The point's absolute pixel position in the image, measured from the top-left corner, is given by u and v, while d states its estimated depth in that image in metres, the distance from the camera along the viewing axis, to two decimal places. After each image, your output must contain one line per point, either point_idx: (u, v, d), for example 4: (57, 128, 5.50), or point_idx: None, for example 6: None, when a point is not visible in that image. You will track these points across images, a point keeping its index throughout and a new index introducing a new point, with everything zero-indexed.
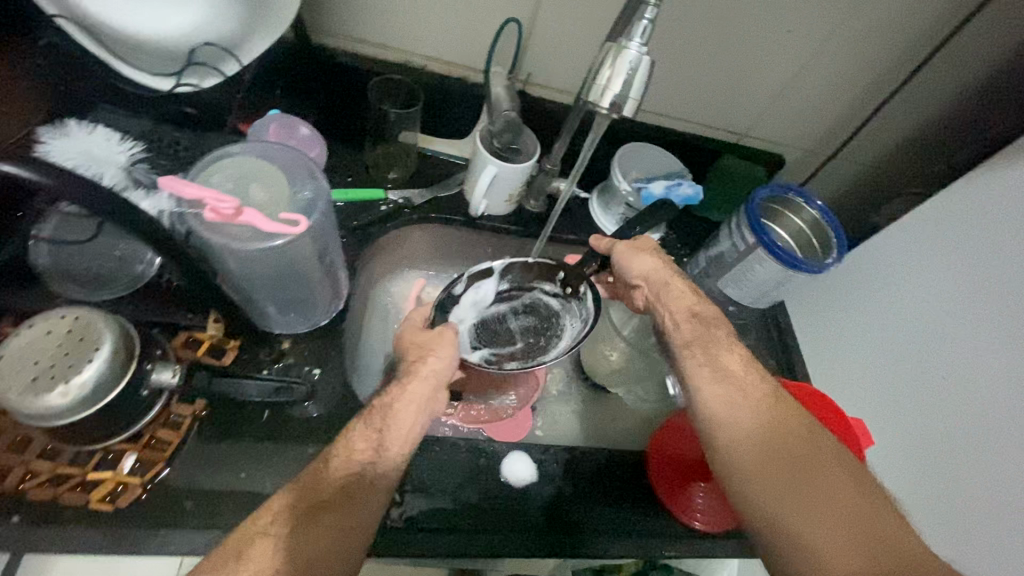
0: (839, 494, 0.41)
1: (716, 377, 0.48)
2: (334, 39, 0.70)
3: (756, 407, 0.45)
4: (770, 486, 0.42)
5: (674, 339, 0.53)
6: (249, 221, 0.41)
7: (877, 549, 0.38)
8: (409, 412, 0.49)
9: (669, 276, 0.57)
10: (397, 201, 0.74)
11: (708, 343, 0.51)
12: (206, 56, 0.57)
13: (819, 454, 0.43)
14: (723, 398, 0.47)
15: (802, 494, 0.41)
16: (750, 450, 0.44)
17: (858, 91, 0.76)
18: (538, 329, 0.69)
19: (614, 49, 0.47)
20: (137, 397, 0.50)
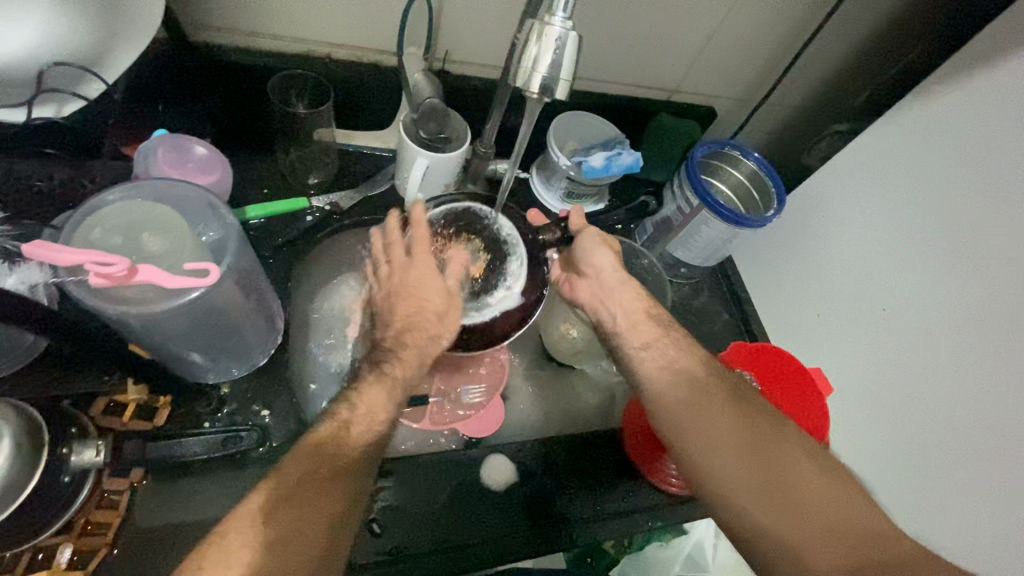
0: (812, 486, 0.45)
1: (687, 400, 0.51)
2: (217, 33, 0.61)
3: (726, 422, 0.49)
4: (745, 484, 0.46)
5: (631, 342, 0.56)
6: (147, 280, 0.35)
7: (846, 534, 0.42)
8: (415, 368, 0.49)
9: (623, 277, 0.59)
10: (323, 207, 0.67)
11: (667, 347, 0.54)
12: (61, 80, 0.48)
13: (786, 449, 0.47)
14: (697, 417, 0.50)
15: (776, 490, 0.45)
16: (726, 462, 0.47)
17: (782, 35, 0.75)
18: (470, 257, 0.55)
19: (538, 26, 0.43)
20: (59, 486, 0.44)
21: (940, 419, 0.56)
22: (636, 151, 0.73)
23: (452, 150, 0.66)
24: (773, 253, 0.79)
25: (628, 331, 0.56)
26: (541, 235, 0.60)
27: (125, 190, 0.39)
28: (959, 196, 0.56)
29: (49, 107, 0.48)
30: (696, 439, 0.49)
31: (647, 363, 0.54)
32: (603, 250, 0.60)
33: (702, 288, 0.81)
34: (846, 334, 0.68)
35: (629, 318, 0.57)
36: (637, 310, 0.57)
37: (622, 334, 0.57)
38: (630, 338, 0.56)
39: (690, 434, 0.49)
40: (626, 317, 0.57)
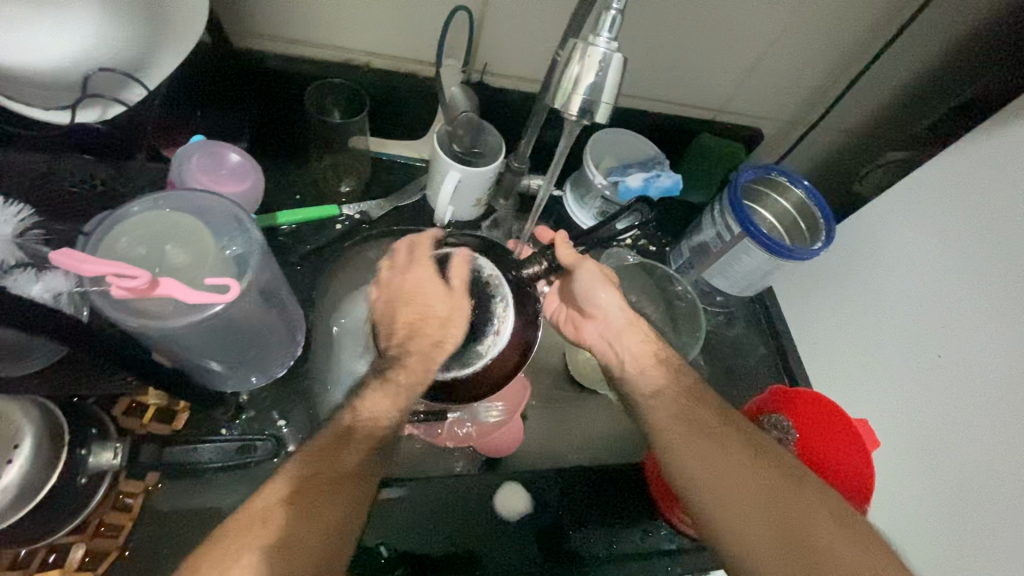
0: (834, 546, 0.42)
1: (695, 449, 0.49)
2: (259, 39, 0.61)
3: (738, 471, 0.47)
4: (760, 542, 0.43)
5: (642, 390, 0.55)
6: (168, 294, 0.34)
7: None
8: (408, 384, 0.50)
9: (629, 318, 0.58)
10: (352, 215, 0.67)
11: (671, 395, 0.53)
12: (104, 84, 0.48)
13: (803, 502, 0.44)
14: (706, 466, 0.48)
15: (795, 549, 0.42)
16: (739, 517, 0.45)
17: (838, 57, 0.71)
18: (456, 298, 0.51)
19: (581, 46, 0.41)
20: (75, 487, 0.44)
21: (992, 484, 0.51)
22: (675, 173, 0.70)
23: (485, 165, 0.64)
24: (816, 287, 0.74)
25: (638, 377, 0.56)
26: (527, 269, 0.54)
27: (153, 199, 0.39)
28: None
29: (91, 111, 0.48)
30: (706, 494, 0.47)
31: (655, 413, 0.52)
32: (607, 289, 0.58)
33: (737, 318, 0.77)
34: (890, 382, 0.63)
35: (638, 362, 0.56)
36: (646, 355, 0.57)
37: (631, 378, 0.56)
38: (641, 383, 0.55)
39: (696, 484, 0.48)
40: (634, 360, 0.56)
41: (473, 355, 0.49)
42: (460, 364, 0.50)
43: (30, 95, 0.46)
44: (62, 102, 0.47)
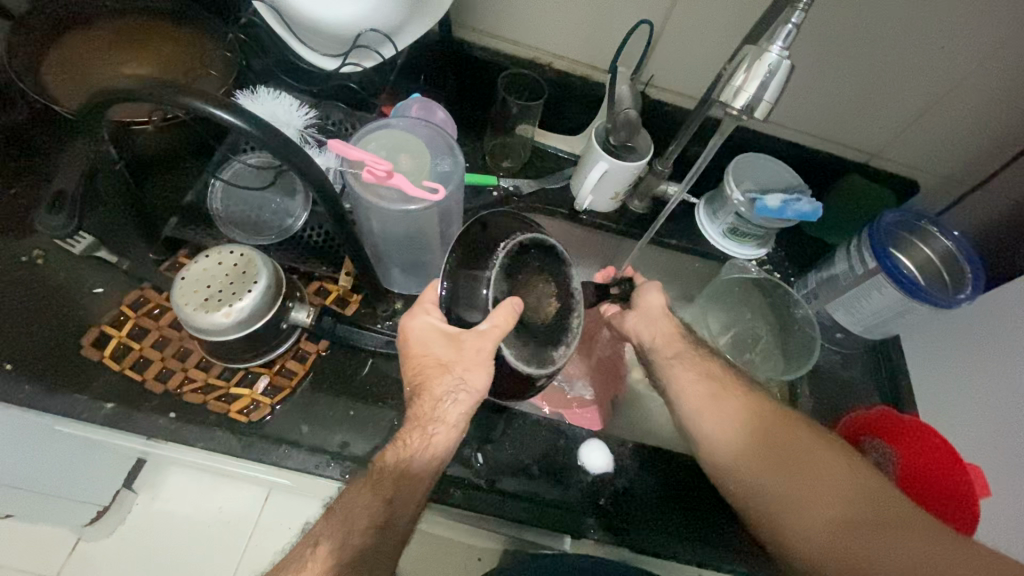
0: (822, 462, 0.53)
1: (703, 397, 0.60)
2: (471, 33, 0.76)
3: (739, 412, 0.58)
4: (766, 468, 0.55)
5: (662, 352, 0.64)
6: (398, 185, 0.46)
7: (852, 493, 0.51)
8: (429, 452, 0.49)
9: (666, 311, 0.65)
10: (508, 187, 0.79)
11: (702, 365, 0.62)
12: (369, 40, 0.63)
13: (794, 428, 0.56)
14: (711, 408, 0.59)
15: (796, 468, 0.54)
16: (749, 452, 0.56)
17: (1020, 117, 0.69)
18: (543, 295, 0.52)
19: (753, 54, 0.48)
20: (277, 328, 0.58)
21: None
22: (817, 202, 0.72)
23: (634, 161, 0.72)
24: (945, 340, 0.71)
25: (660, 348, 0.64)
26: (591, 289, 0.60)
27: (397, 122, 0.52)
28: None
29: (354, 61, 0.65)
30: (713, 433, 0.58)
31: (684, 379, 0.61)
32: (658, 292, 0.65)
33: (856, 361, 0.75)
34: (1011, 446, 0.59)
35: (660, 336, 0.65)
36: (670, 336, 0.65)
37: (656, 349, 0.64)
38: (664, 351, 0.64)
39: (700, 424, 0.59)
40: (662, 338, 0.64)
41: (548, 359, 0.50)
42: (540, 365, 0.50)
43: (320, 42, 0.63)
44: (335, 54, 0.64)
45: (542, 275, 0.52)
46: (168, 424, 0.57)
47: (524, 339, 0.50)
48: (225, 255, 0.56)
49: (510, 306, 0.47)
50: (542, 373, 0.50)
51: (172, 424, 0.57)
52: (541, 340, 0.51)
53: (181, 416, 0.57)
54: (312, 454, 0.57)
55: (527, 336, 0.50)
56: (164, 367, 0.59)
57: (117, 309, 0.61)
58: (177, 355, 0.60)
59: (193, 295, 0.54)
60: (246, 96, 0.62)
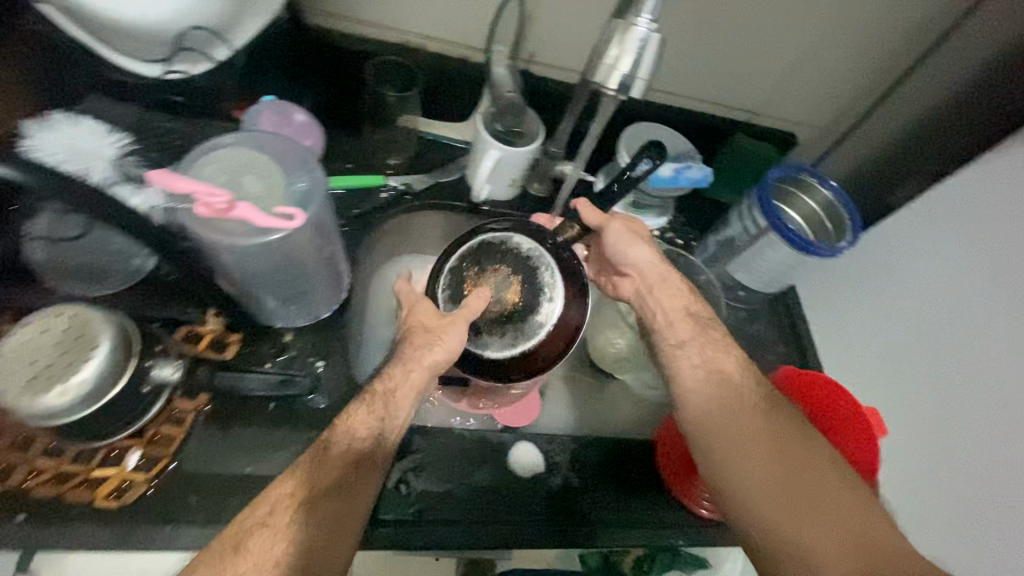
0: (833, 497, 0.42)
1: (710, 400, 0.50)
2: (327, 18, 0.67)
3: (748, 422, 0.48)
4: (763, 488, 0.44)
5: (666, 339, 0.56)
6: (243, 215, 0.39)
7: (863, 544, 0.40)
8: (408, 395, 0.49)
9: (664, 272, 0.59)
10: (397, 187, 0.72)
11: (703, 349, 0.53)
12: (194, 40, 0.54)
13: (812, 455, 0.45)
14: (715, 414, 0.49)
15: (799, 496, 0.43)
16: (750, 467, 0.45)
17: (877, 65, 0.73)
18: (501, 283, 0.53)
19: (622, 26, 0.45)
20: (138, 395, 0.49)
21: (1004, 486, 0.51)
22: (706, 166, 0.72)
23: (525, 145, 0.68)
24: (869, 299, 0.71)
25: (665, 329, 0.57)
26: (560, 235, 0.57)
27: (234, 138, 0.44)
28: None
29: (183, 65, 0.55)
30: (712, 442, 0.48)
31: (683, 376, 0.52)
32: (638, 245, 0.60)
33: (761, 316, 0.78)
34: (938, 400, 0.59)
35: (668, 316, 0.57)
36: (677, 310, 0.57)
37: (659, 331, 0.57)
38: (666, 335, 0.56)
39: (702, 428, 0.49)
40: (666, 316, 0.57)
41: (534, 327, 0.52)
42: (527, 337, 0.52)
43: (130, 46, 0.52)
44: (154, 57, 0.53)
45: (490, 265, 0.54)
46: (16, 530, 0.48)
47: (497, 333, 0.52)
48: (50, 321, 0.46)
49: (478, 296, 0.52)
50: (535, 344, 0.52)
51: (22, 529, 0.48)
52: (514, 322, 0.52)
53: (31, 517, 0.48)
54: (204, 527, 0.50)
55: (502, 326, 0.53)
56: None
57: None
58: (14, 445, 0.49)
59: (11, 378, 0.44)
60: (41, 126, 0.51)
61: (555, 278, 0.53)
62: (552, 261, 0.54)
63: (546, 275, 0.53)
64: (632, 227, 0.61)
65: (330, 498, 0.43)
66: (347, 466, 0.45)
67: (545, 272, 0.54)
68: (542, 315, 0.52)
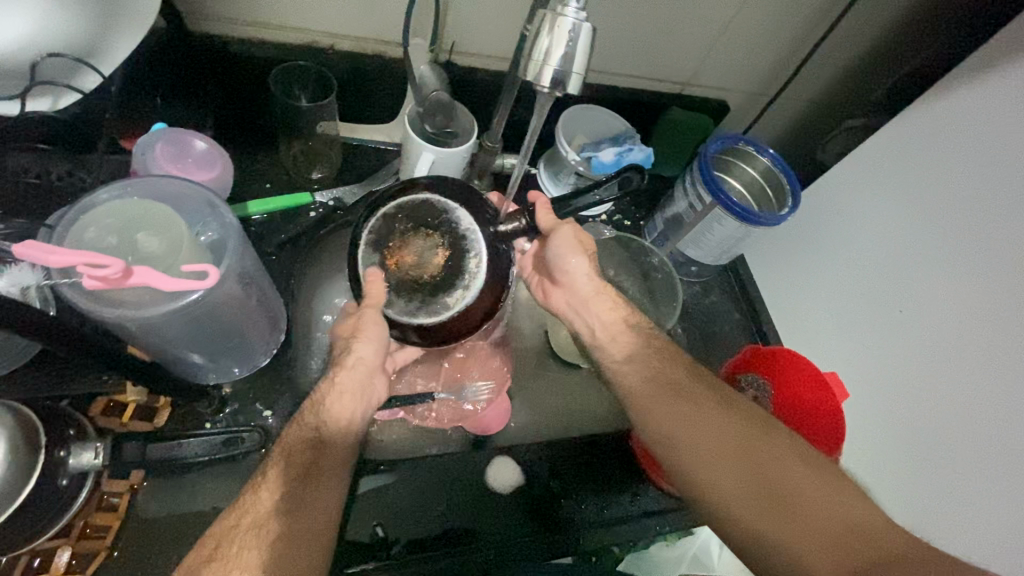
0: (799, 482, 0.42)
1: (659, 403, 0.50)
2: (216, 25, 0.59)
3: (703, 419, 0.47)
4: (733, 490, 0.44)
5: (612, 355, 0.55)
6: (144, 281, 0.34)
7: (840, 524, 0.40)
8: (345, 402, 0.48)
9: (598, 285, 0.57)
10: (326, 203, 0.66)
11: (646, 359, 0.53)
12: (55, 70, 0.46)
13: (768, 440, 0.45)
14: (670, 417, 0.49)
15: (767, 489, 0.43)
16: (713, 465, 0.45)
17: (799, 29, 0.73)
18: (426, 249, 0.49)
19: (550, 17, 0.42)
20: (55, 489, 0.43)
21: (958, 431, 0.54)
22: (648, 148, 0.71)
23: (459, 145, 0.64)
24: (823, 268, 0.72)
25: (608, 345, 0.56)
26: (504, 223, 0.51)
27: (118, 188, 0.37)
28: (1003, 182, 0.53)
29: (43, 100, 0.46)
30: (675, 449, 0.48)
31: (627, 378, 0.53)
32: (576, 257, 0.57)
33: (712, 286, 0.79)
34: (917, 366, 0.59)
35: (608, 329, 0.56)
36: (614, 321, 0.56)
37: (602, 346, 0.56)
38: (612, 350, 0.55)
39: (662, 438, 0.48)
40: (603, 328, 0.56)
41: (437, 306, 0.48)
42: (428, 312, 0.48)
43: None
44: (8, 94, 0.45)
45: (419, 229, 0.50)
46: None
47: (404, 296, 0.49)
48: None
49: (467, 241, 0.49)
50: (437, 322, 0.48)
51: None
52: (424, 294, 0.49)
53: None
54: None
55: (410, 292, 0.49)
56: None
57: None
58: None
59: None
60: None
61: (480, 268, 0.49)
62: (482, 240, 0.49)
63: (476, 248, 0.49)
64: (577, 237, 0.58)
65: (282, 515, 0.41)
66: (304, 461, 0.44)
67: (473, 246, 0.49)
68: (457, 290, 0.48)
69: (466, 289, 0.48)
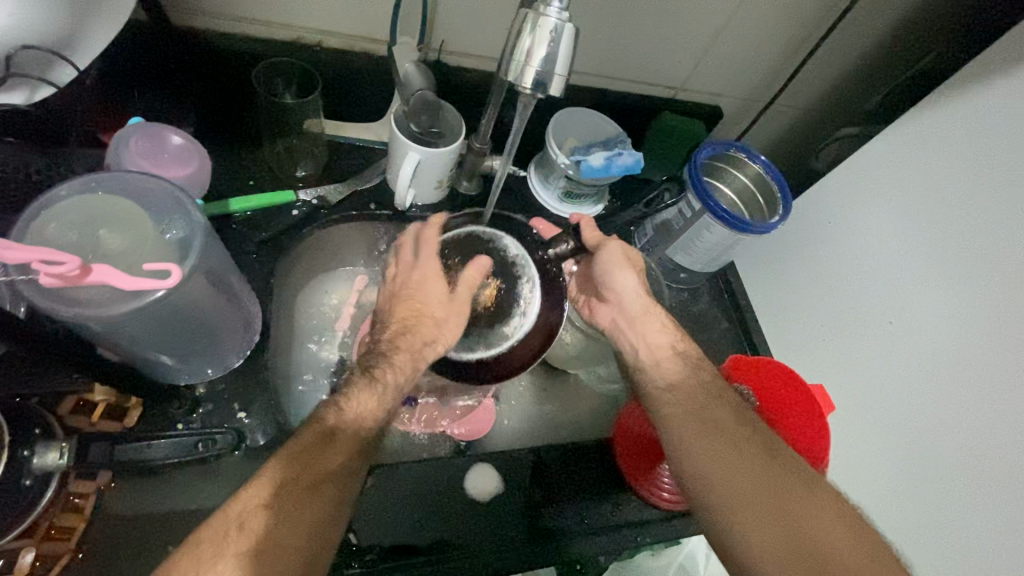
0: (839, 545, 0.41)
1: (700, 439, 0.49)
2: (200, 19, 0.58)
3: (745, 463, 0.46)
4: (766, 540, 0.42)
5: (655, 381, 0.54)
6: (103, 279, 0.33)
7: None
8: (399, 382, 0.48)
9: (650, 306, 0.58)
10: (309, 201, 0.65)
11: (689, 391, 0.52)
12: (28, 62, 0.45)
13: (811, 496, 0.44)
14: (711, 454, 0.47)
15: (804, 548, 0.41)
16: (747, 512, 0.44)
17: (793, 35, 0.72)
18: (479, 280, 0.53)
19: (532, 17, 0.41)
20: (19, 490, 0.41)
21: (946, 445, 0.53)
22: (638, 153, 0.70)
23: (445, 145, 0.63)
24: (814, 278, 0.71)
25: (652, 369, 0.55)
26: (552, 248, 0.56)
27: (81, 184, 0.36)
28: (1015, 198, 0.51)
29: (17, 93, 0.46)
30: (710, 489, 0.46)
31: (667, 406, 0.52)
32: (627, 273, 0.58)
33: (701, 293, 0.78)
34: (905, 379, 0.58)
35: (652, 352, 0.56)
36: (661, 346, 0.56)
37: (645, 370, 0.56)
38: (653, 375, 0.55)
39: (699, 474, 0.47)
40: (649, 351, 0.57)
41: (500, 338, 0.51)
42: (491, 345, 0.51)
43: None
44: None
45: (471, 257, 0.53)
46: None
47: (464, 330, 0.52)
48: None
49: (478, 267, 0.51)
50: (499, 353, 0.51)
51: None
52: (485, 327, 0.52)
53: None
54: None
55: (468, 324, 0.52)
56: None
57: None
58: None
59: None
60: None
61: (531, 301, 0.52)
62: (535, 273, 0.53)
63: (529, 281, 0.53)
64: (624, 252, 0.59)
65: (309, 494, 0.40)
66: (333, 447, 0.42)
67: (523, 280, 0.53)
68: (516, 318, 0.52)
69: (524, 322, 0.51)
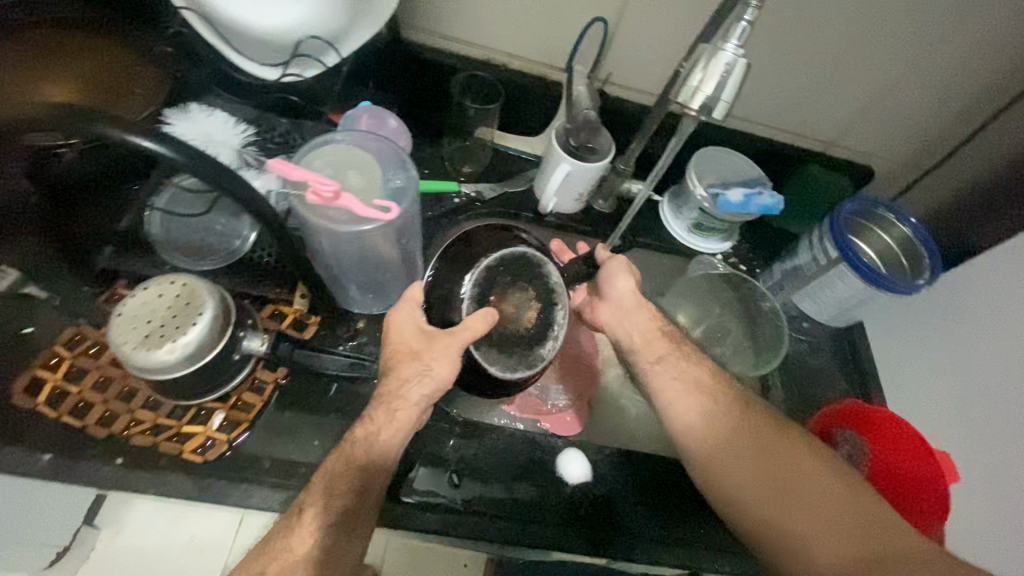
0: (826, 489, 0.46)
1: (693, 402, 0.54)
2: (421, 35, 0.73)
3: (731, 421, 0.52)
4: (759, 488, 0.48)
5: (643, 358, 0.58)
6: (347, 205, 0.44)
7: (857, 525, 0.44)
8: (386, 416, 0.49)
9: (641, 300, 0.61)
10: (469, 194, 0.76)
11: (675, 362, 0.56)
12: (310, 48, 0.61)
13: (793, 449, 0.49)
14: (699, 413, 0.53)
15: (794, 492, 0.46)
16: (739, 465, 0.49)
17: (964, 104, 0.70)
18: (524, 305, 0.51)
19: (710, 51, 0.47)
20: (229, 360, 0.54)
21: None
22: (777, 194, 0.71)
23: (596, 160, 0.70)
24: (946, 351, 0.67)
25: (641, 350, 0.58)
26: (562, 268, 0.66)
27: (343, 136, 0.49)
28: None
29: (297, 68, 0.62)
30: (702, 448, 0.51)
31: (658, 374, 0.56)
32: (624, 276, 0.61)
33: (822, 348, 0.76)
34: None
35: (642, 336, 0.59)
36: (650, 330, 0.59)
37: (635, 352, 0.59)
38: (643, 355, 0.58)
39: (688, 433, 0.53)
40: (640, 337, 0.59)
41: (537, 359, 0.51)
42: (528, 366, 0.51)
43: (256, 52, 0.60)
44: (273, 61, 0.61)
45: (518, 284, 0.52)
46: (114, 472, 0.53)
47: (503, 349, 0.51)
48: (166, 286, 0.51)
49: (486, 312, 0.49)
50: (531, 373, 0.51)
51: (118, 472, 0.53)
52: (524, 351, 0.51)
53: (128, 461, 0.54)
54: (275, 489, 0.55)
55: (510, 346, 0.51)
56: (107, 410, 0.55)
57: (50, 349, 0.56)
58: (121, 394, 0.56)
59: (131, 333, 0.49)
60: (177, 113, 0.61)
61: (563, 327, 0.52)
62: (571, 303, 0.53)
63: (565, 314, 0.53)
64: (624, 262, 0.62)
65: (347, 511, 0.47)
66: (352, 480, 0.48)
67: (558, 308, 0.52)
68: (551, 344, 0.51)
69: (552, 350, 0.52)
